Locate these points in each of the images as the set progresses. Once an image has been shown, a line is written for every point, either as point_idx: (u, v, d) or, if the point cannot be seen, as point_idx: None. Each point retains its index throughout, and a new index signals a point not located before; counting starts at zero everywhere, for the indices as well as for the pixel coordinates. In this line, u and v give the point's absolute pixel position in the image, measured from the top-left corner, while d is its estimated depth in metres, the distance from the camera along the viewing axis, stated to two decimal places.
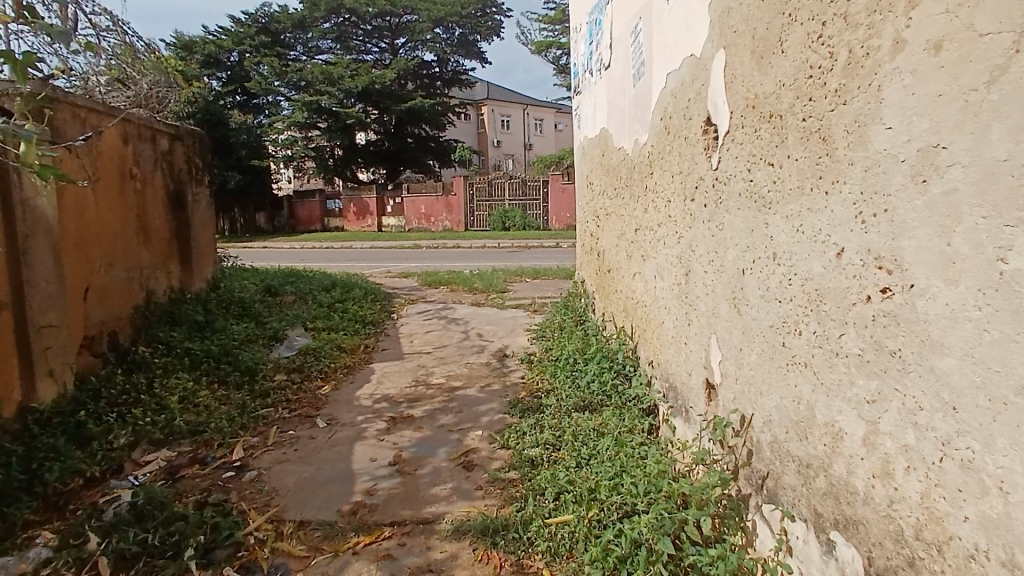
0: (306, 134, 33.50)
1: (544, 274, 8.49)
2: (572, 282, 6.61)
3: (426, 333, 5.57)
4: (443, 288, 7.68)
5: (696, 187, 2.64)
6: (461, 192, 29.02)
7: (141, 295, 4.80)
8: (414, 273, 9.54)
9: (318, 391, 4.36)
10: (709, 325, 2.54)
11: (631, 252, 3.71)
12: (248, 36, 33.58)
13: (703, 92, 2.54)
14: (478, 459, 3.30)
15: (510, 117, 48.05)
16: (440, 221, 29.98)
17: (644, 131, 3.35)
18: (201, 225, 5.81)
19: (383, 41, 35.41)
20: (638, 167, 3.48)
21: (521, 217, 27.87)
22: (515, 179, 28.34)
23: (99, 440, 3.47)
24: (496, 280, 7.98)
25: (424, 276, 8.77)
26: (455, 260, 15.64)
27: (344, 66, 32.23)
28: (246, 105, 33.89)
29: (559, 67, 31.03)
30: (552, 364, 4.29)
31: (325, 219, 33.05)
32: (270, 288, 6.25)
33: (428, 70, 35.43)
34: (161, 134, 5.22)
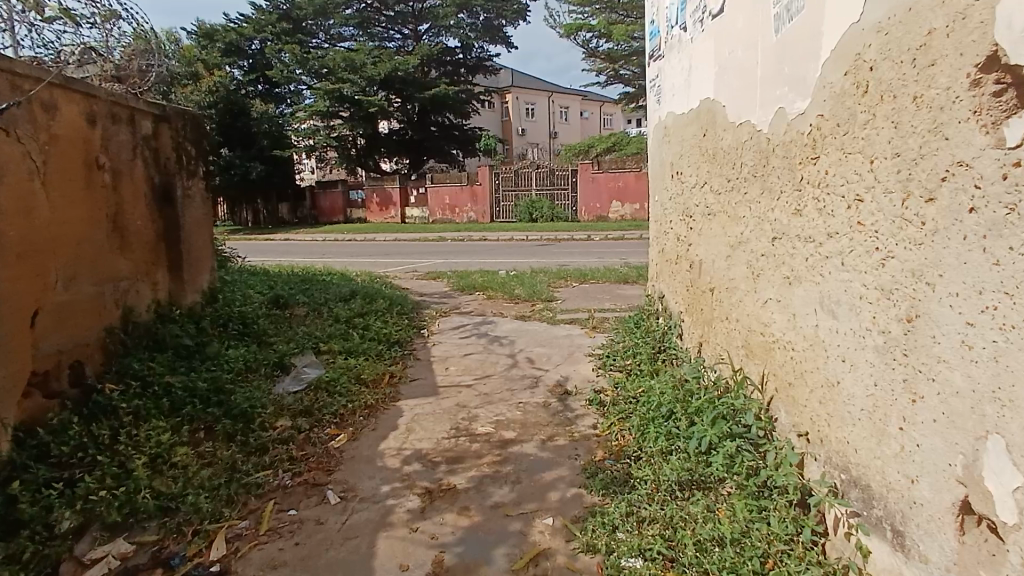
0: (328, 124, 32.75)
1: (593, 277, 7.45)
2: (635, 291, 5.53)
3: (464, 358, 4.55)
4: (479, 294, 6.66)
5: (946, 178, 1.57)
6: (486, 182, 28.02)
7: (117, 314, 3.87)
8: (443, 274, 8.59)
9: (330, 444, 3.37)
10: (979, 419, 1.49)
11: (762, 270, 2.64)
12: (269, 23, 32.89)
13: (982, 8, 1.44)
14: (555, 572, 2.28)
15: (535, 105, 46.87)
16: (465, 212, 29.00)
17: (799, 97, 2.25)
18: (197, 225, 4.86)
19: (406, 28, 34.44)
20: (781, 149, 2.40)
21: (549, 208, 26.79)
22: (543, 168, 27.25)
23: (31, 527, 2.53)
24: (539, 284, 6.96)
25: (454, 279, 7.79)
26: (487, 256, 14.74)
27: (366, 53, 31.27)
28: (268, 95, 33.36)
29: (589, 51, 29.64)
30: (638, 415, 3.23)
31: (348, 210, 32.48)
32: (280, 298, 5.32)
33: (451, 56, 34.37)
34: (140, 113, 4.26)
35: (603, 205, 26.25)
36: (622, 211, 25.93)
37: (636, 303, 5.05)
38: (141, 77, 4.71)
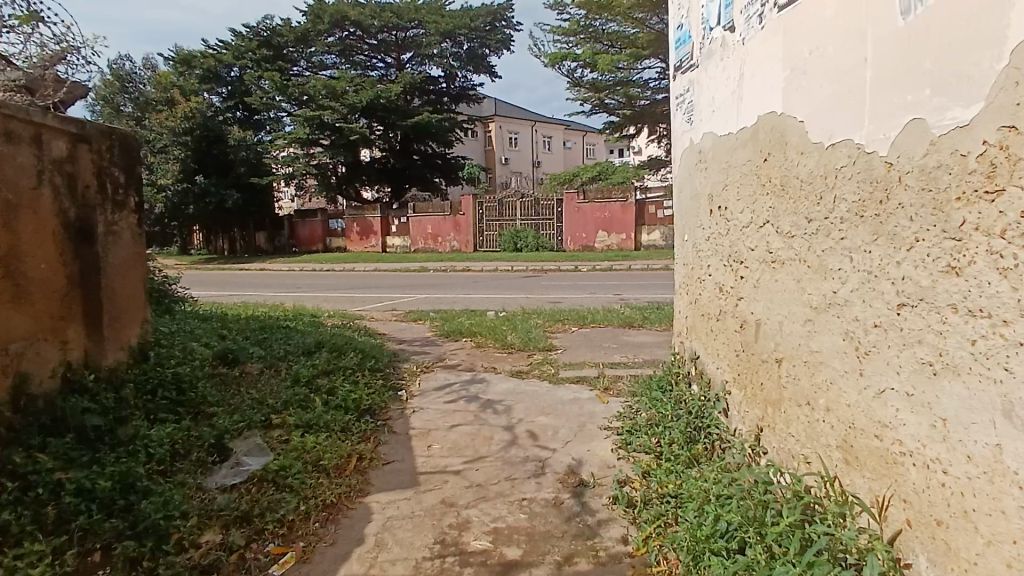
0: (308, 151, 32.08)
1: (593, 320, 6.71)
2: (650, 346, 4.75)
3: (451, 430, 3.71)
4: (466, 342, 5.85)
5: None
6: (470, 211, 27.39)
7: (7, 385, 2.97)
8: (425, 315, 7.80)
9: (273, 569, 2.49)
10: None
11: (878, 349, 1.88)
12: (248, 50, 32.30)
13: None
14: None
15: (519, 134, 46.78)
16: (447, 242, 28.29)
17: (961, 102, 1.52)
18: (127, 268, 3.96)
19: (389, 57, 34.09)
20: (922, 178, 1.66)
21: (534, 238, 26.15)
22: (528, 198, 26.69)
23: None
24: (534, 330, 6.19)
25: (439, 322, 7.00)
26: (472, 289, 14.04)
27: (348, 81, 30.69)
28: (247, 121, 32.69)
29: (574, 80, 29.45)
30: (687, 529, 2.41)
31: (328, 239, 31.71)
32: (229, 352, 4.45)
33: (435, 85, 34.11)
34: (51, 131, 3.40)
35: (590, 235, 25.64)
36: (609, 241, 25.32)
37: (655, 362, 4.26)
38: (56, 86, 3.87)
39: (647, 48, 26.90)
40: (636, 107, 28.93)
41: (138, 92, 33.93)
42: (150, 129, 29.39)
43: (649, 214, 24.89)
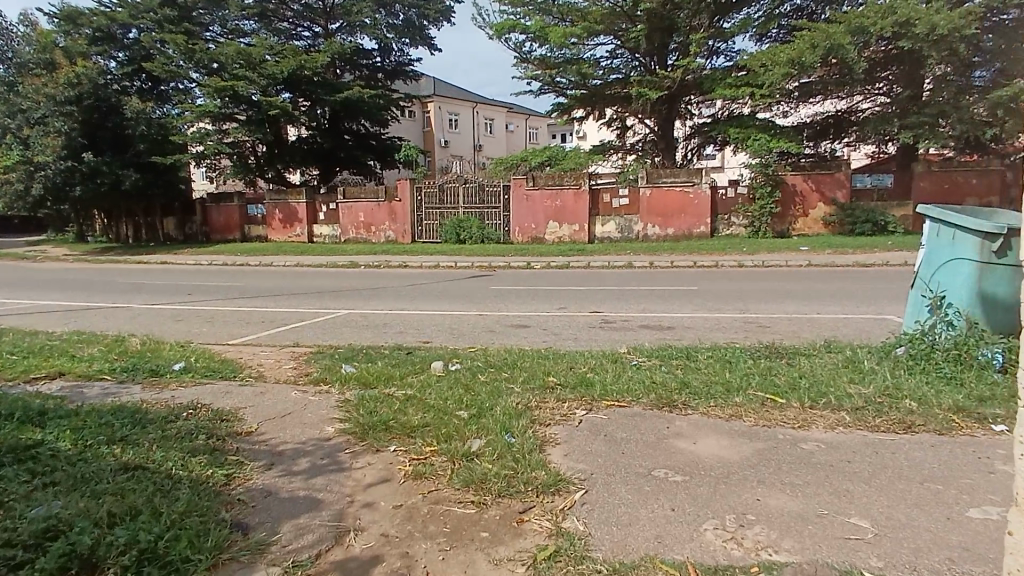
0: (221, 128, 27.73)
1: (611, 392, 4.19)
2: (798, 543, 2.24)
3: None
4: (397, 460, 3.18)
5: None
6: (407, 197, 24.50)
7: None
8: (335, 371, 5.11)
9: None
10: None
11: None
12: (147, 8, 27.69)
13: None
14: None
15: (459, 115, 43.88)
16: (381, 231, 25.29)
17: None
18: None
19: (316, 26, 30.44)
20: None
21: (479, 228, 23.51)
22: (471, 183, 23.93)
23: None
24: (515, 422, 3.61)
25: (358, 395, 4.35)
26: (409, 298, 11.45)
27: (266, 48, 26.82)
28: (149, 92, 28.35)
29: (523, 55, 26.77)
30: None
31: (246, 226, 28.11)
32: None
33: (368, 59, 30.83)
34: None
35: (539, 225, 23.14)
36: (560, 233, 22.93)
37: None
38: None
39: (601, 23, 24.46)
40: (589, 87, 26.63)
41: (13, 54, 28.84)
42: (24, 96, 24.68)
43: (603, 203, 22.68)
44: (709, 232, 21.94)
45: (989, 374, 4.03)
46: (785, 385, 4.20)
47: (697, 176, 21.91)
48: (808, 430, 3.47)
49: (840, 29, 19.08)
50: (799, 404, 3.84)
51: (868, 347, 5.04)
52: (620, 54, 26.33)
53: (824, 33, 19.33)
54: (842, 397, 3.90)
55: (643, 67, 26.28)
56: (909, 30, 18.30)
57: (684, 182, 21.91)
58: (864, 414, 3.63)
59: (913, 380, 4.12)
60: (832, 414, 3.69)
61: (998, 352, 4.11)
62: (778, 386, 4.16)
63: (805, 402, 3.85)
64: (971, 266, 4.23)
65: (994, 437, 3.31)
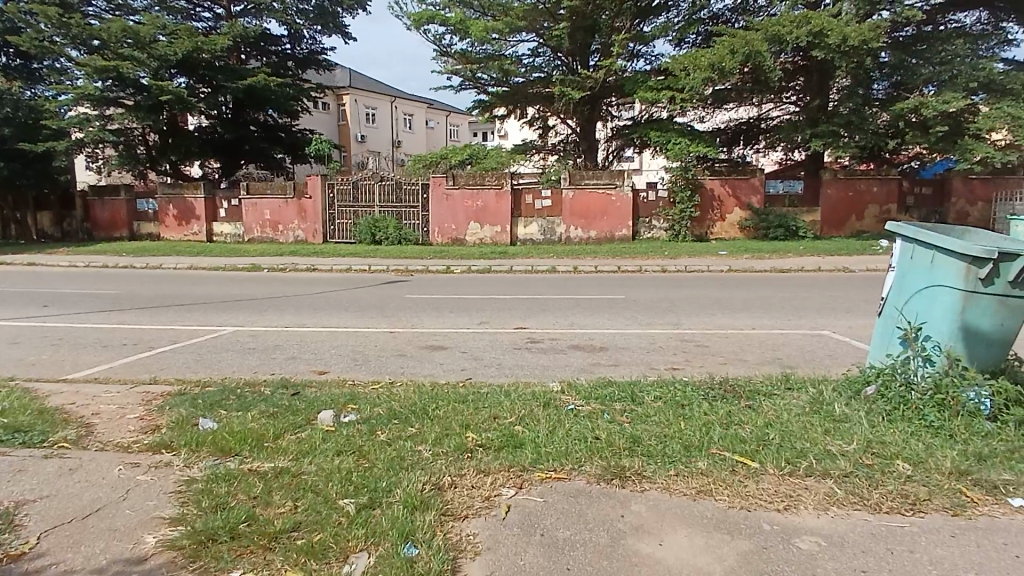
0: (104, 113, 24.83)
1: (548, 458, 3.29)
2: None
3: None
4: None
5: None
6: (317, 195, 22.79)
7: None
8: (190, 431, 3.93)
9: None
10: None
11: None
12: None
13: None
14: None
15: (376, 109, 42.02)
16: (289, 231, 23.41)
17: None
18: None
19: (217, 7, 27.90)
20: None
21: (396, 228, 22.12)
22: (387, 181, 22.51)
23: None
24: (419, 519, 2.62)
25: (212, 471, 3.22)
26: (314, 310, 10.17)
27: (157, 27, 24.16)
28: (18, 70, 25.00)
29: (442, 49, 25.63)
30: None
31: (135, 223, 25.36)
32: None
33: (276, 46, 28.62)
34: None
35: (459, 227, 22.13)
36: (481, 235, 22.02)
37: None
38: None
39: (523, 20, 23.71)
40: (510, 84, 25.85)
41: None
42: None
43: (525, 204, 21.97)
44: (630, 236, 21.74)
45: (977, 423, 3.48)
46: (753, 440, 3.47)
47: (619, 179, 21.59)
48: (799, 515, 2.72)
49: (758, 35, 19.28)
50: (776, 471, 3.11)
51: (831, 383, 4.44)
52: (542, 52, 25.66)
53: (742, 39, 19.48)
54: (823, 458, 3.21)
55: (564, 67, 25.78)
56: (822, 41, 18.69)
57: (606, 185, 21.56)
58: (855, 485, 2.95)
59: (896, 432, 3.51)
60: (817, 486, 2.96)
61: (983, 393, 3.57)
62: (745, 443, 3.43)
63: (782, 468, 3.13)
64: (954, 294, 3.66)
65: (1015, 517, 2.68)
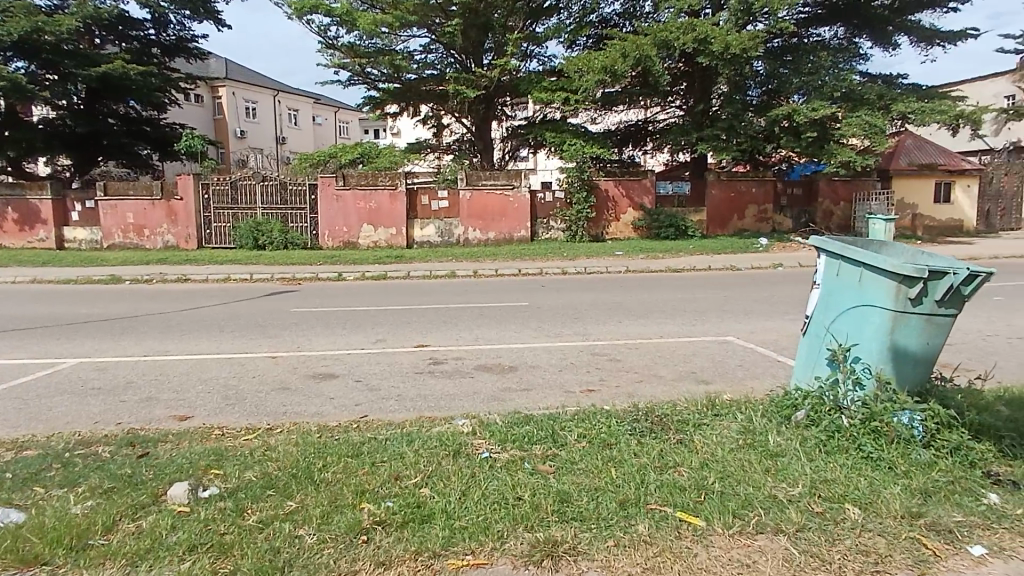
0: None
1: (464, 536, 2.70)
2: None
3: None
4: None
5: None
6: (189, 196, 20.64)
7: None
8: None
9: None
10: None
11: None
12: None
13: None
14: None
15: (257, 103, 39.18)
16: (158, 236, 21.05)
17: None
18: None
19: None
20: None
21: (281, 232, 20.41)
22: (271, 181, 20.76)
23: None
24: None
25: None
26: (180, 332, 8.85)
27: None
28: None
29: (328, 41, 24.10)
30: None
31: None
32: None
33: (137, 30, 25.67)
34: None
35: (351, 230, 20.90)
36: (375, 237, 20.92)
37: None
38: None
39: (414, 15, 22.74)
40: (402, 81, 24.82)
41: None
42: None
43: (421, 206, 21.16)
44: (528, 237, 21.55)
45: (911, 450, 3.30)
46: (693, 488, 3.08)
47: (516, 179, 21.30)
48: None
49: (648, 40, 19.67)
50: (724, 530, 2.74)
51: (757, 407, 4.19)
52: (435, 48, 24.81)
53: (633, 44, 19.82)
54: (771, 509, 2.87)
55: (458, 65, 25.09)
56: (706, 48, 19.38)
57: (503, 185, 21.20)
58: (811, 543, 2.63)
59: (835, 466, 3.27)
60: (772, 548, 2.62)
61: (915, 418, 3.40)
62: (685, 493, 3.03)
63: (731, 525, 2.76)
64: (883, 314, 3.47)
65: (978, 570, 2.47)
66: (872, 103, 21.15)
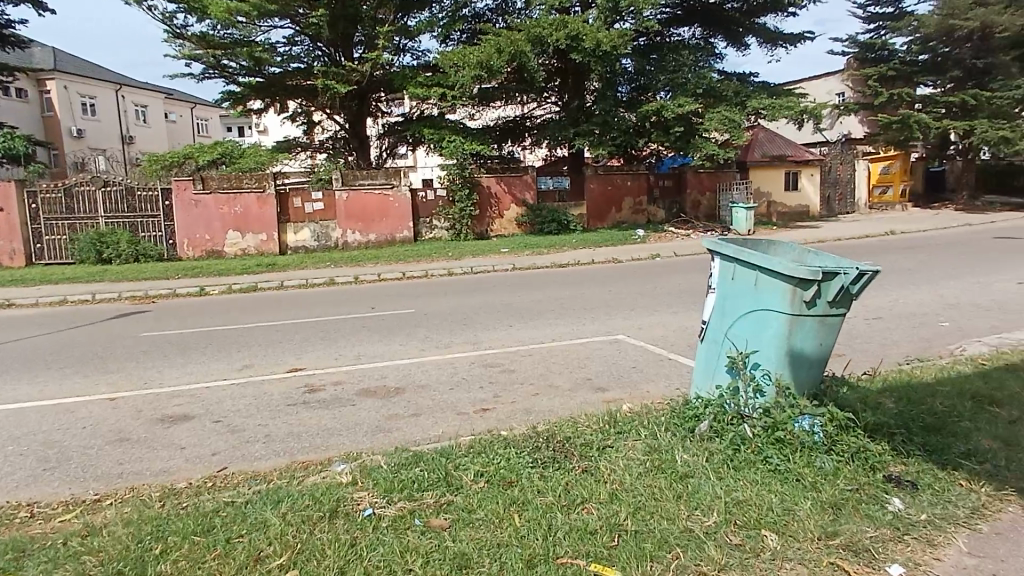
0: None
1: None
2: None
3: None
4: None
5: None
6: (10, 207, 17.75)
7: None
8: None
9: None
10: None
11: None
12: None
13: None
14: None
15: (95, 99, 34.86)
16: None
17: None
18: None
19: None
20: None
21: (130, 243, 18.11)
22: (115, 187, 18.37)
23: None
24: None
25: None
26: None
27: None
28: None
29: (176, 30, 21.79)
30: None
31: None
32: None
33: None
34: None
35: (215, 237, 19.01)
36: (243, 245, 19.21)
37: None
38: None
39: (274, 4, 21.09)
40: (265, 75, 23.02)
41: None
42: None
43: (294, 208, 19.71)
44: (412, 237, 20.79)
45: (815, 458, 3.22)
46: (605, 529, 2.78)
47: (395, 178, 20.46)
48: None
49: (521, 36, 19.61)
50: None
51: (658, 418, 3.99)
52: (299, 40, 23.21)
53: (507, 39, 19.68)
54: (689, 548, 2.63)
55: (326, 59, 23.63)
56: (579, 44, 19.66)
57: (382, 185, 20.29)
58: None
59: (745, 483, 3.11)
60: None
61: (816, 423, 3.33)
62: (597, 539, 2.72)
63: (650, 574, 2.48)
64: (781, 319, 3.36)
65: None
66: (729, 100, 22.58)
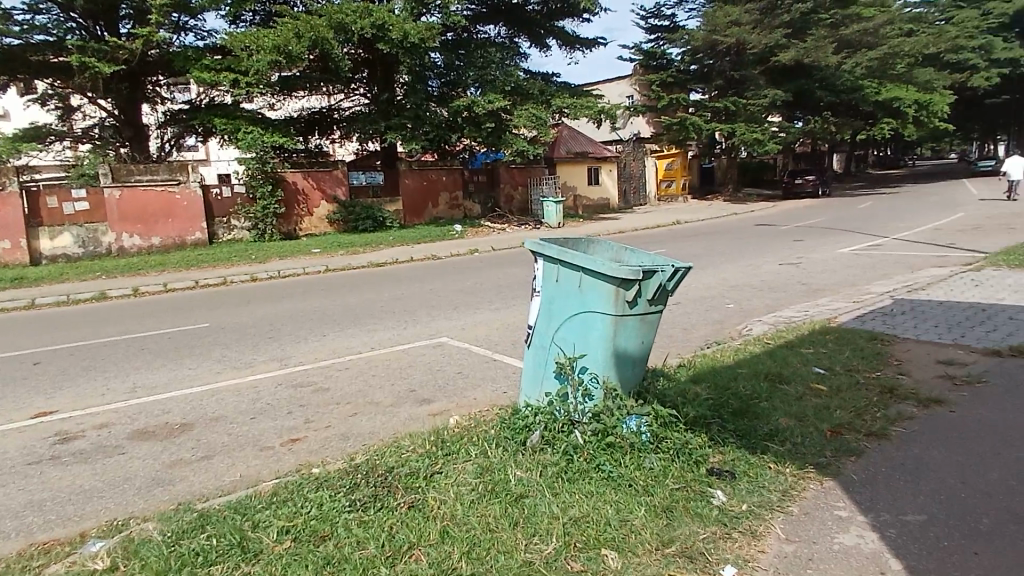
0: None
1: None
2: None
3: None
4: None
5: None
6: None
7: None
8: None
9: None
10: None
11: None
12: None
13: None
14: None
15: None
16: None
17: None
18: None
19: None
20: None
21: None
22: None
23: None
24: None
25: None
26: None
27: None
28: None
29: None
30: None
31: None
32: None
33: None
34: None
35: None
36: None
37: None
38: None
39: None
40: None
41: None
42: None
43: (48, 209, 16.12)
44: (205, 239, 18.48)
45: (644, 459, 3.19)
46: None
47: (181, 172, 18.02)
48: None
49: (323, 22, 18.30)
50: None
51: (487, 432, 3.73)
52: (44, 7, 19.28)
53: (307, 24, 18.25)
54: None
55: (82, 32, 19.63)
56: (385, 35, 18.93)
57: (164, 180, 17.71)
58: None
59: (580, 497, 2.95)
60: None
61: (643, 423, 3.30)
62: None
63: None
64: (605, 321, 3.27)
65: None
66: (536, 98, 23.47)
